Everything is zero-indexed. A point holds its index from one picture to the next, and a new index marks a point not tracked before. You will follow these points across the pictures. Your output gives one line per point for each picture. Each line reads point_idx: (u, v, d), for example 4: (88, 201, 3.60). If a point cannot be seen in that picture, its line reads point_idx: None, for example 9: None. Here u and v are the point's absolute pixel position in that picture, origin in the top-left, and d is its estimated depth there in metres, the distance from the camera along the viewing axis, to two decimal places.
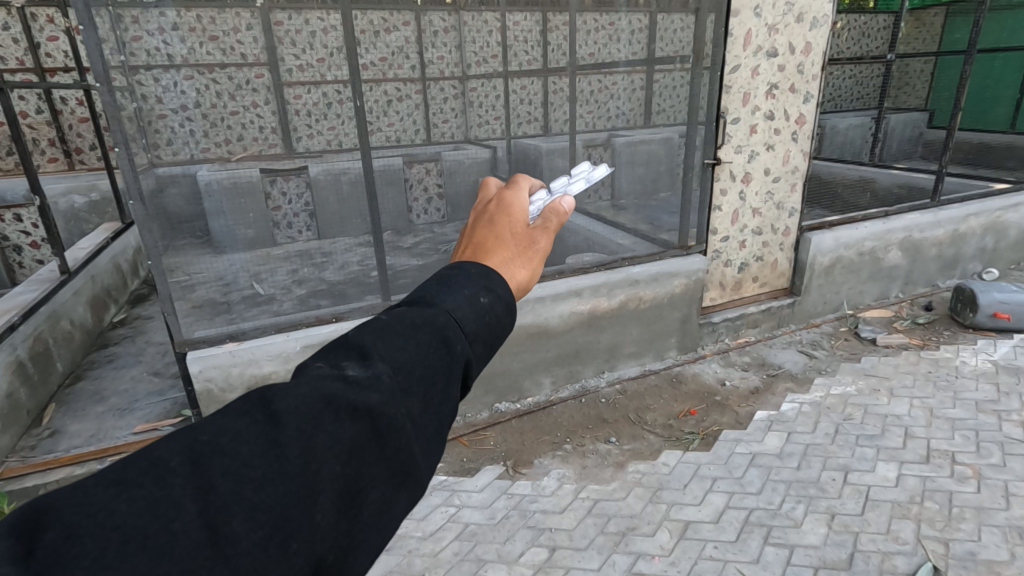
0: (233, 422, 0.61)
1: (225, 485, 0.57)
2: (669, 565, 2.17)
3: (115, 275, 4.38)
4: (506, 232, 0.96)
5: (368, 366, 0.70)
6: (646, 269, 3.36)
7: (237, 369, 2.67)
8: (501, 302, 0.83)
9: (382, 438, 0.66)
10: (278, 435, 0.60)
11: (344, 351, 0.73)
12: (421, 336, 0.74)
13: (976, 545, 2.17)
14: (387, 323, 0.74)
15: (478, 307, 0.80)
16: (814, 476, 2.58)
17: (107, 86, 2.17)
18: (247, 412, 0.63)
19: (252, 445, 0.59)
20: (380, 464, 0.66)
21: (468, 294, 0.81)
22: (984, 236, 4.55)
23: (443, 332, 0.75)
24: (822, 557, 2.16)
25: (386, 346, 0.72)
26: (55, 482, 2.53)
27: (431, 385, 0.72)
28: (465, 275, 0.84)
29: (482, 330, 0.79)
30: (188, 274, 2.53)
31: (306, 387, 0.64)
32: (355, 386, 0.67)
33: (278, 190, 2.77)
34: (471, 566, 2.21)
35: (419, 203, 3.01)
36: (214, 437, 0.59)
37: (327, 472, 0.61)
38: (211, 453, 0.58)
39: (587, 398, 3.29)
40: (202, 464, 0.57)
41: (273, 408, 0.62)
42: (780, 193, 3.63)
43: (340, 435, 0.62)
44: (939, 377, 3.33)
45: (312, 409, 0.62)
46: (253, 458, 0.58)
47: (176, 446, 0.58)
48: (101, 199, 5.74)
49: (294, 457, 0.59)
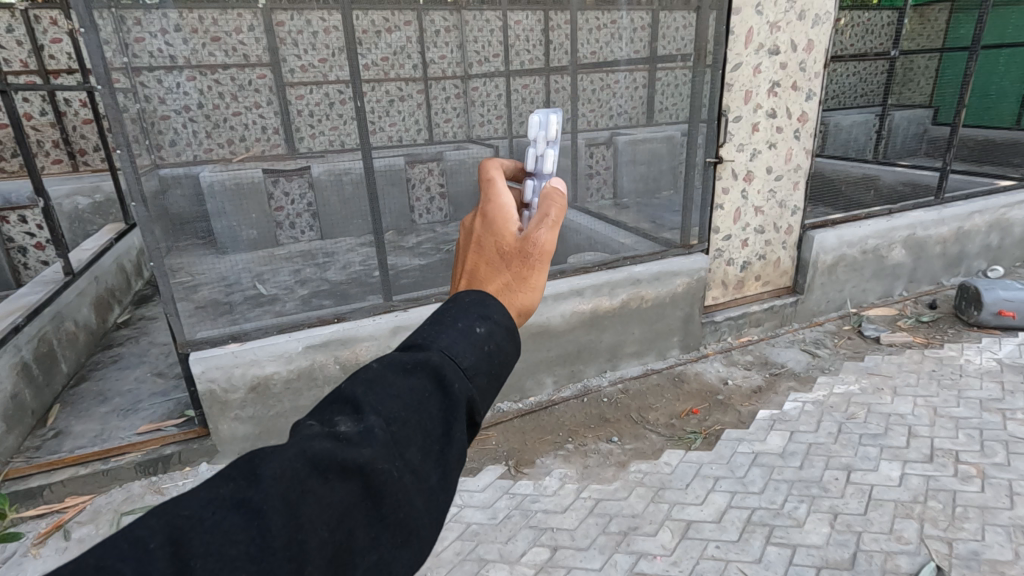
0: (215, 496, 0.62)
1: (204, 564, 0.58)
2: (670, 564, 2.16)
3: (119, 276, 4.40)
4: (491, 251, 0.99)
5: (360, 420, 0.73)
6: (648, 268, 3.35)
7: (239, 370, 2.67)
8: (497, 329, 0.88)
9: (376, 493, 0.68)
10: (261, 504, 0.62)
11: (337, 407, 0.76)
12: (414, 382, 0.77)
13: (979, 545, 2.16)
14: (378, 374, 0.77)
15: (472, 343, 0.84)
16: (817, 475, 2.57)
17: (108, 87, 2.19)
18: (232, 481, 0.64)
19: (234, 519, 0.61)
20: (372, 524, 0.67)
21: (462, 329, 0.85)
22: (989, 234, 4.53)
23: (438, 373, 0.78)
24: (824, 557, 2.15)
25: (376, 399, 0.75)
26: (60, 483, 2.55)
27: (427, 432, 0.75)
28: (460, 309, 0.89)
29: (480, 367, 0.83)
30: (191, 274, 2.55)
31: (293, 450, 0.66)
32: (345, 442, 0.69)
33: (281, 191, 2.84)
34: (472, 566, 2.21)
35: (422, 202, 3.08)
36: (195, 511, 0.60)
37: (315, 540, 0.62)
38: (191, 530, 0.59)
39: (589, 398, 3.28)
40: (181, 543, 0.58)
41: (257, 476, 0.64)
42: (783, 191, 3.61)
43: (328, 498, 0.64)
44: (943, 376, 3.31)
45: (297, 476, 0.64)
46: (234, 534, 0.60)
47: (155, 524, 0.59)
48: (105, 200, 5.78)
49: (279, 528, 0.61)
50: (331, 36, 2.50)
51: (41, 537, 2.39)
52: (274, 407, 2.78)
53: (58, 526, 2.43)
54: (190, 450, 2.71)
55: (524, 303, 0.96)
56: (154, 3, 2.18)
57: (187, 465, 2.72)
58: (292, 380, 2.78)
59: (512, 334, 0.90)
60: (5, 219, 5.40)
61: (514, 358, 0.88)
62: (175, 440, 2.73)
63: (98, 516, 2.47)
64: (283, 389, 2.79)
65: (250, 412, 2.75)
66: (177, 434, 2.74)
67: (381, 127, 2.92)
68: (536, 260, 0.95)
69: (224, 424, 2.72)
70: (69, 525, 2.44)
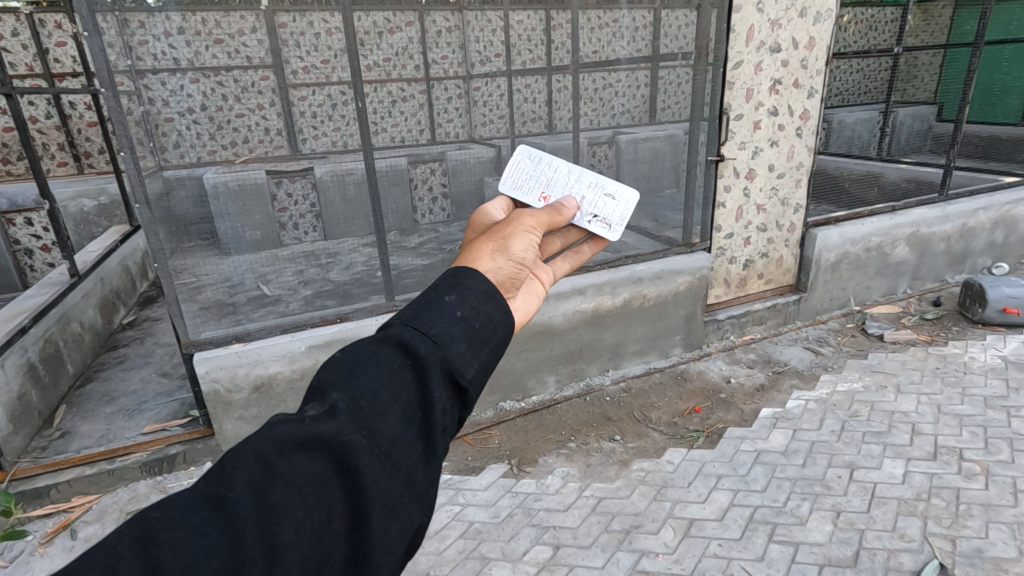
0: (187, 495, 0.64)
1: (174, 559, 0.59)
2: (673, 563, 2.16)
3: (124, 277, 4.43)
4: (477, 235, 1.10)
5: (327, 402, 0.76)
6: (651, 267, 3.35)
7: (243, 370, 2.68)
8: (472, 293, 0.89)
9: (347, 466, 0.70)
10: (226, 493, 0.64)
11: (308, 398, 0.79)
12: (378, 357, 0.80)
13: (983, 543, 2.15)
14: (342, 359, 0.81)
15: (444, 311, 0.86)
16: (819, 473, 2.56)
17: (112, 90, 2.27)
18: (202, 479, 0.66)
19: (203, 512, 0.63)
20: (350, 498, 0.69)
21: (431, 300, 0.87)
22: (993, 231, 4.51)
23: (403, 344, 0.82)
24: (827, 555, 2.15)
25: (341, 380, 0.78)
26: (66, 483, 2.57)
27: (399, 404, 0.77)
28: (431, 286, 0.91)
29: (455, 332, 0.84)
30: (195, 275, 2.58)
31: (259, 439, 0.70)
32: (312, 422, 0.73)
33: (285, 192, 2.71)
34: (475, 563, 2.22)
35: (425, 202, 3.00)
36: (161, 512, 0.62)
37: (289, 520, 0.64)
38: (160, 529, 0.61)
39: (592, 397, 3.29)
40: (148, 543, 0.60)
41: (224, 469, 0.66)
42: (785, 189, 3.61)
43: (298, 476, 0.67)
44: (947, 373, 3.30)
45: (262, 461, 0.67)
46: (203, 527, 0.61)
47: (126, 529, 0.61)
48: (110, 202, 5.81)
49: (249, 512, 0.63)
50: (333, 37, 2.52)
51: (48, 535, 2.41)
52: (277, 406, 2.80)
53: (65, 525, 2.46)
54: (194, 449, 2.73)
55: (498, 255, 1.00)
56: (156, 7, 2.23)
57: (191, 464, 2.74)
58: (296, 379, 2.79)
59: (491, 295, 0.91)
60: (11, 222, 5.44)
61: (495, 317, 0.89)
62: (179, 439, 2.75)
63: (105, 515, 2.49)
64: (287, 389, 2.80)
65: (254, 412, 2.76)
66: (181, 433, 2.76)
67: (384, 128, 2.94)
68: (509, 229, 1.05)
69: (228, 423, 2.74)
70: (75, 524, 2.47)
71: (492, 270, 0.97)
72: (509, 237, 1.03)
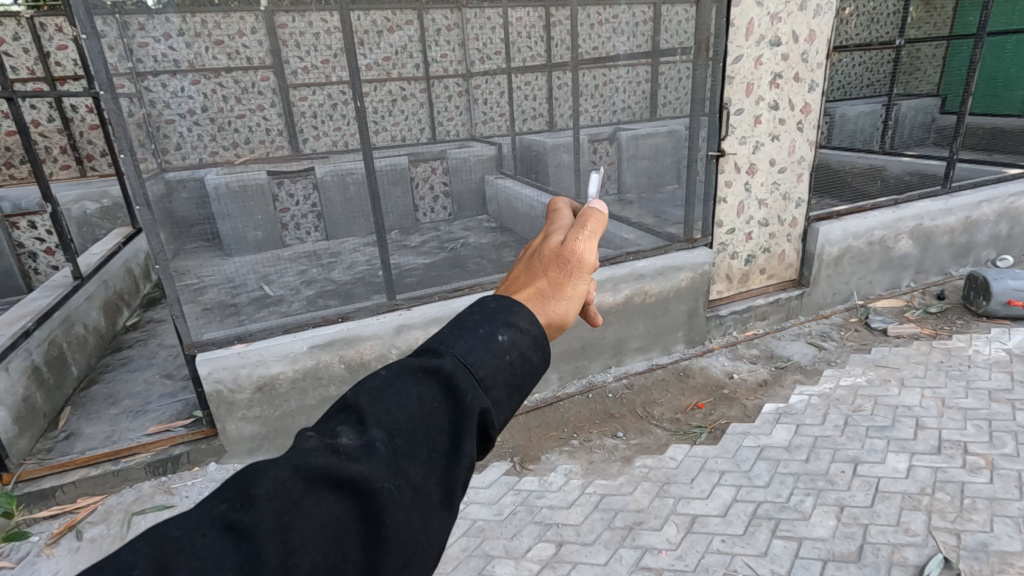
0: (206, 516, 0.64)
1: None
2: (676, 558, 2.16)
3: (127, 280, 4.45)
4: (533, 262, 0.99)
5: (363, 434, 0.74)
6: (652, 263, 3.35)
7: (246, 370, 2.67)
8: (525, 337, 0.87)
9: (372, 513, 0.68)
10: (251, 526, 0.63)
11: (342, 419, 0.77)
12: (421, 392, 0.78)
13: (987, 537, 2.14)
14: (384, 385, 0.79)
15: (492, 352, 0.83)
16: (823, 468, 2.55)
17: (111, 92, 2.20)
18: (227, 501, 0.66)
19: (224, 541, 0.62)
20: (366, 544, 0.68)
21: (484, 336, 0.85)
22: (998, 223, 4.48)
23: (449, 382, 0.79)
24: (831, 550, 2.14)
25: (380, 411, 0.76)
26: (72, 485, 2.58)
27: (430, 448, 0.75)
28: (483, 315, 0.89)
29: (500, 379, 0.82)
30: (198, 277, 2.56)
31: (290, 465, 0.68)
32: (346, 458, 0.70)
33: (286, 193, 2.97)
34: (478, 562, 2.22)
35: (426, 202, 3.08)
36: (186, 534, 0.63)
37: (307, 564, 0.63)
38: (180, 555, 0.60)
39: (594, 393, 3.30)
40: (167, 567, 0.59)
41: (252, 496, 0.65)
42: (786, 184, 3.59)
43: (322, 517, 0.66)
44: (951, 366, 3.27)
45: (292, 494, 0.66)
46: (222, 557, 0.61)
47: (145, 547, 0.61)
48: (112, 204, 5.83)
49: (270, 552, 0.62)
50: (332, 36, 2.58)
51: (55, 536, 2.43)
52: (280, 407, 2.78)
53: (71, 526, 2.47)
54: (198, 450, 2.72)
55: (557, 301, 0.93)
56: (156, 8, 2.19)
57: (196, 465, 2.74)
58: (298, 379, 2.77)
59: (539, 343, 0.89)
60: (15, 225, 5.49)
61: (538, 369, 0.88)
62: (183, 440, 2.75)
63: (110, 516, 2.50)
64: (289, 389, 2.78)
65: (257, 412, 2.75)
66: (185, 434, 2.76)
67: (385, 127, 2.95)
68: (574, 269, 0.95)
69: (231, 424, 2.73)
70: (81, 526, 2.48)
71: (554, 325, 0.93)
72: (573, 283, 0.94)
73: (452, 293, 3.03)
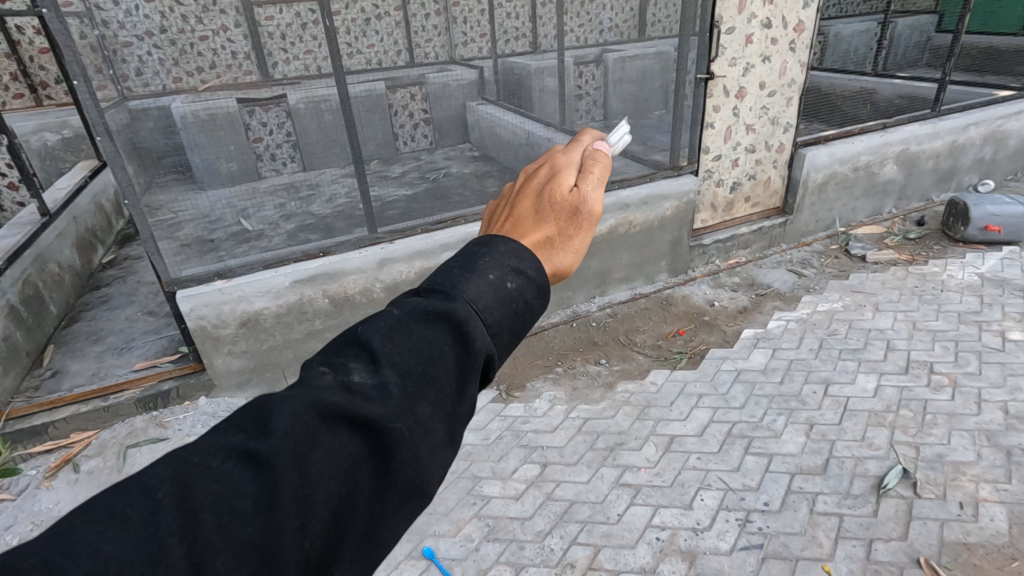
0: (226, 444, 0.65)
1: (212, 515, 0.60)
2: (654, 475, 2.29)
3: (98, 216, 4.32)
4: (545, 202, 0.94)
5: (375, 373, 0.72)
6: (637, 192, 3.31)
7: (228, 306, 2.65)
8: (529, 285, 0.84)
9: (383, 451, 0.68)
10: (267, 458, 0.63)
11: (352, 355, 0.75)
12: (431, 332, 0.76)
13: (944, 449, 2.28)
14: (396, 323, 0.76)
15: (501, 297, 0.81)
16: (796, 390, 2.66)
17: (55, 11, 2.04)
18: (243, 431, 0.67)
19: (241, 470, 0.63)
20: (374, 479, 0.69)
21: (493, 279, 0.82)
22: (983, 147, 4.46)
23: (459, 326, 0.77)
24: (799, 464, 2.27)
25: (391, 350, 0.73)
26: (63, 421, 2.61)
27: (439, 389, 0.74)
28: (489, 252, 0.86)
29: (506, 323, 0.81)
30: (173, 212, 2.49)
31: (304, 400, 0.67)
32: (358, 397, 0.69)
33: (258, 121, 2.76)
34: (467, 483, 2.33)
35: (406, 130, 3.01)
36: (204, 460, 0.63)
37: (321, 494, 0.64)
38: (199, 481, 0.61)
39: (578, 323, 3.35)
40: (188, 492, 0.61)
41: (266, 429, 0.65)
42: (776, 108, 3.50)
43: (334, 452, 0.66)
44: (925, 291, 3.35)
45: (306, 429, 0.66)
46: (241, 487, 0.61)
47: (167, 471, 0.62)
48: (74, 135, 5.55)
49: (286, 484, 0.62)
50: None
51: (52, 470, 2.48)
52: (266, 341, 2.79)
53: (67, 460, 2.52)
54: (186, 384, 2.75)
55: (568, 249, 0.92)
56: None
57: (186, 399, 2.77)
58: (282, 314, 2.76)
59: (544, 290, 0.87)
60: None
61: (540, 314, 0.87)
62: (171, 376, 2.77)
63: (105, 449, 2.55)
64: (274, 324, 2.78)
65: (243, 346, 2.75)
66: (172, 370, 2.77)
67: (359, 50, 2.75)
68: (585, 219, 0.93)
69: (218, 359, 2.74)
70: (77, 459, 2.53)
71: (564, 270, 0.91)
72: (584, 225, 0.93)
73: (435, 225, 2.99)
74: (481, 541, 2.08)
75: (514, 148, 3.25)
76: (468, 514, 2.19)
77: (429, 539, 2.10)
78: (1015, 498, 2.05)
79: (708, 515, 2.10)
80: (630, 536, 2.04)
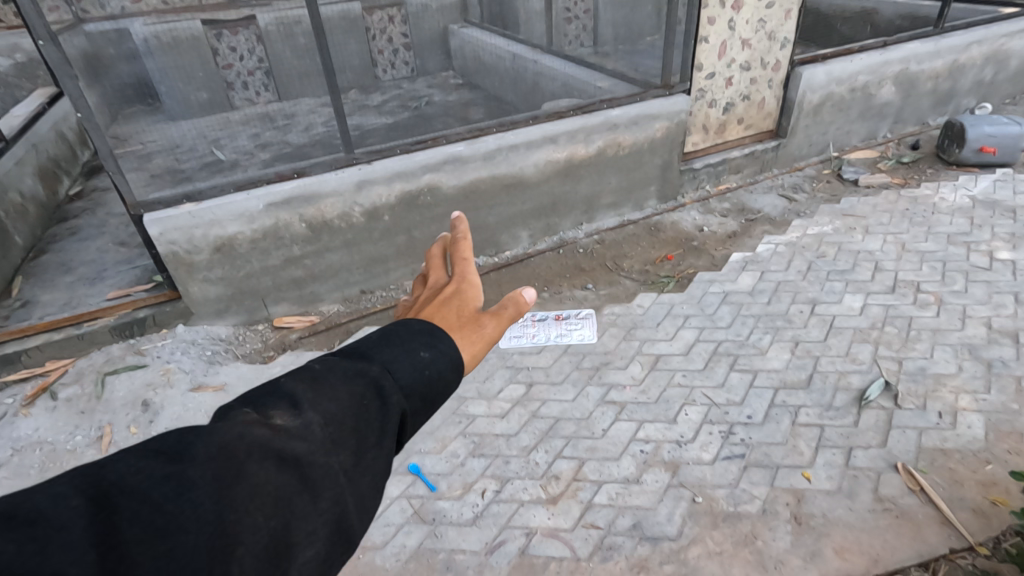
0: (141, 462, 0.58)
1: (116, 536, 0.52)
2: (639, 392, 2.29)
3: (60, 144, 4.09)
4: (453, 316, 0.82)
5: (297, 415, 0.67)
6: (627, 112, 3.17)
7: (201, 230, 2.53)
8: (443, 356, 0.76)
9: (304, 493, 0.62)
10: (185, 476, 0.57)
11: (273, 401, 0.69)
12: (353, 386, 0.70)
13: (926, 363, 2.30)
14: (321, 372, 0.71)
15: (415, 364, 0.74)
16: (782, 310, 2.65)
17: None
18: (159, 453, 0.59)
19: (156, 484, 0.56)
20: (277, 532, 0.59)
21: (407, 345, 0.75)
22: (983, 67, 4.31)
23: (377, 382, 0.71)
24: (783, 379, 2.28)
25: (314, 395, 0.68)
26: (36, 349, 2.54)
27: (359, 439, 0.67)
28: (395, 329, 0.77)
29: (419, 383, 0.73)
30: (141, 143, 2.40)
31: (225, 435, 0.62)
32: (278, 436, 0.64)
33: (227, 46, 2.69)
34: (452, 403, 2.32)
35: (386, 56, 2.76)
36: (117, 475, 0.56)
37: (230, 531, 0.56)
38: (114, 491, 0.55)
39: (565, 250, 3.29)
40: (98, 500, 0.54)
41: (185, 452, 0.59)
42: (773, 21, 3.32)
43: (248, 490, 0.59)
44: (916, 213, 3.30)
45: (227, 460, 0.60)
46: (152, 507, 0.54)
47: (72, 484, 0.55)
48: (28, 60, 5.19)
49: (200, 503, 0.56)
50: None
51: (29, 398, 2.42)
52: (242, 268, 2.70)
53: (44, 389, 2.46)
54: (163, 312, 2.67)
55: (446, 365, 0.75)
56: None
57: (163, 327, 2.70)
58: (258, 240, 2.66)
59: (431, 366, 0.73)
60: None
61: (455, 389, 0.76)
62: (145, 304, 2.68)
63: (82, 377, 2.49)
64: (250, 250, 2.67)
65: (219, 273, 2.66)
66: (146, 297, 2.69)
67: None
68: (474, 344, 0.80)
69: (194, 286, 2.65)
70: (54, 387, 2.47)
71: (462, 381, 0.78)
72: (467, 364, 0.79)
73: (414, 147, 2.83)
74: (466, 457, 2.09)
75: (500, 73, 3.05)
76: (453, 432, 2.19)
77: (414, 456, 2.10)
78: (992, 407, 2.08)
79: (692, 428, 2.11)
80: (615, 450, 2.06)
